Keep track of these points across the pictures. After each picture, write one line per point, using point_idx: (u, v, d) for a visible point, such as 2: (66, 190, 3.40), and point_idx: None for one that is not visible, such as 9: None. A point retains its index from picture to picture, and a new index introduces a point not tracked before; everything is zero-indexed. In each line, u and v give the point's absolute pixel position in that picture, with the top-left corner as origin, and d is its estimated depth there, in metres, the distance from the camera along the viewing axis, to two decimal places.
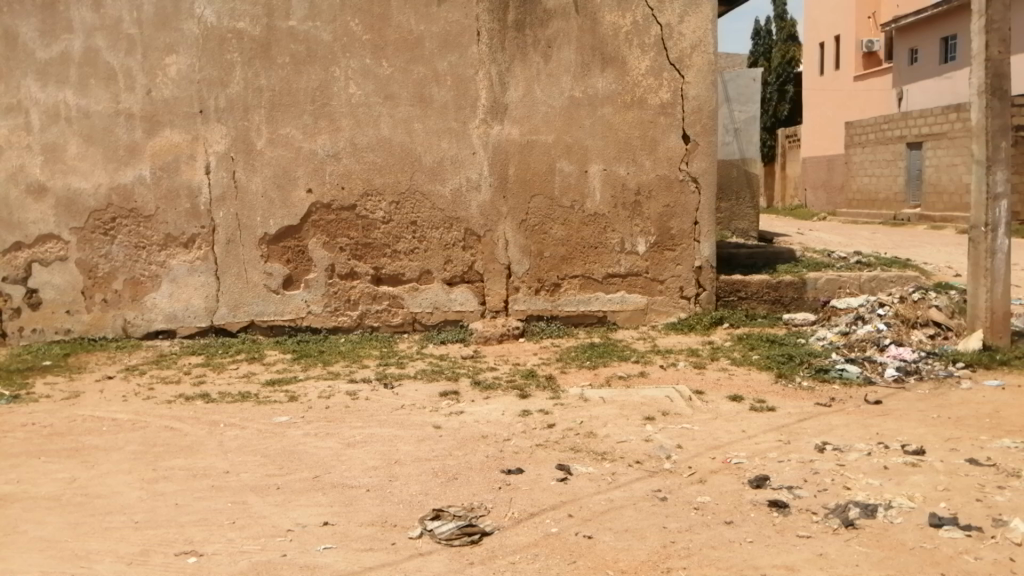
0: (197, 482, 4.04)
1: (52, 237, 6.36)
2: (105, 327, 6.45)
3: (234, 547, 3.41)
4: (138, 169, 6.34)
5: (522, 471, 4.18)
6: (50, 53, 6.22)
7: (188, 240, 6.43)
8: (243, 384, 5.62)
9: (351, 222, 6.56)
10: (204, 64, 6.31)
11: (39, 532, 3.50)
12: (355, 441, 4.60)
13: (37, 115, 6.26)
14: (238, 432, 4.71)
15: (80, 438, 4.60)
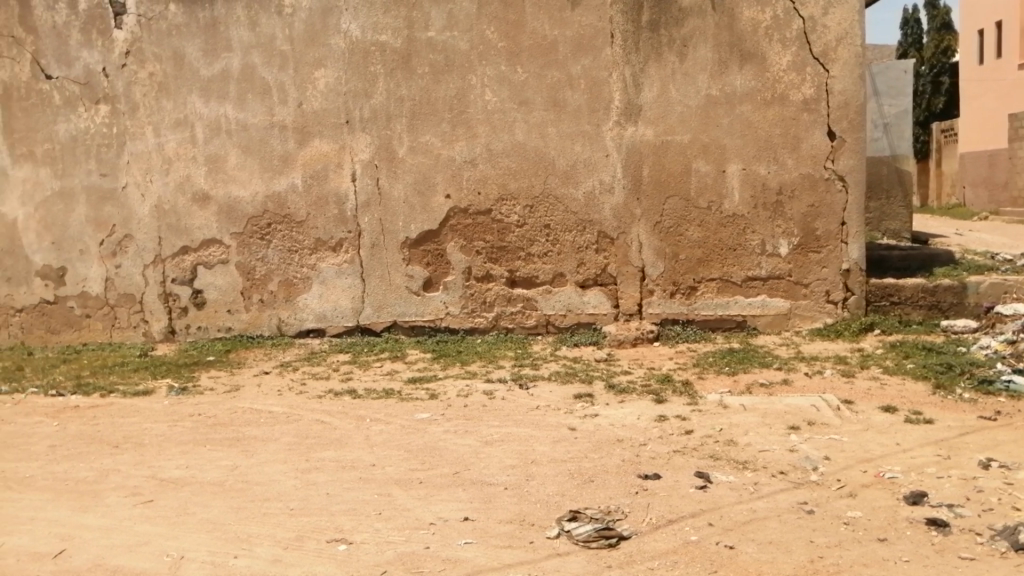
0: (346, 473, 4.24)
1: (215, 242, 6.82)
2: (262, 326, 6.87)
3: (380, 537, 3.55)
4: (290, 177, 6.72)
5: (660, 476, 4.12)
6: (212, 70, 6.66)
7: (336, 244, 6.77)
8: (386, 381, 5.84)
9: (487, 226, 6.69)
10: (350, 76, 6.62)
11: (207, 514, 3.78)
12: (492, 439, 4.68)
13: (201, 129, 6.72)
14: (383, 427, 4.90)
15: (240, 429, 4.93)
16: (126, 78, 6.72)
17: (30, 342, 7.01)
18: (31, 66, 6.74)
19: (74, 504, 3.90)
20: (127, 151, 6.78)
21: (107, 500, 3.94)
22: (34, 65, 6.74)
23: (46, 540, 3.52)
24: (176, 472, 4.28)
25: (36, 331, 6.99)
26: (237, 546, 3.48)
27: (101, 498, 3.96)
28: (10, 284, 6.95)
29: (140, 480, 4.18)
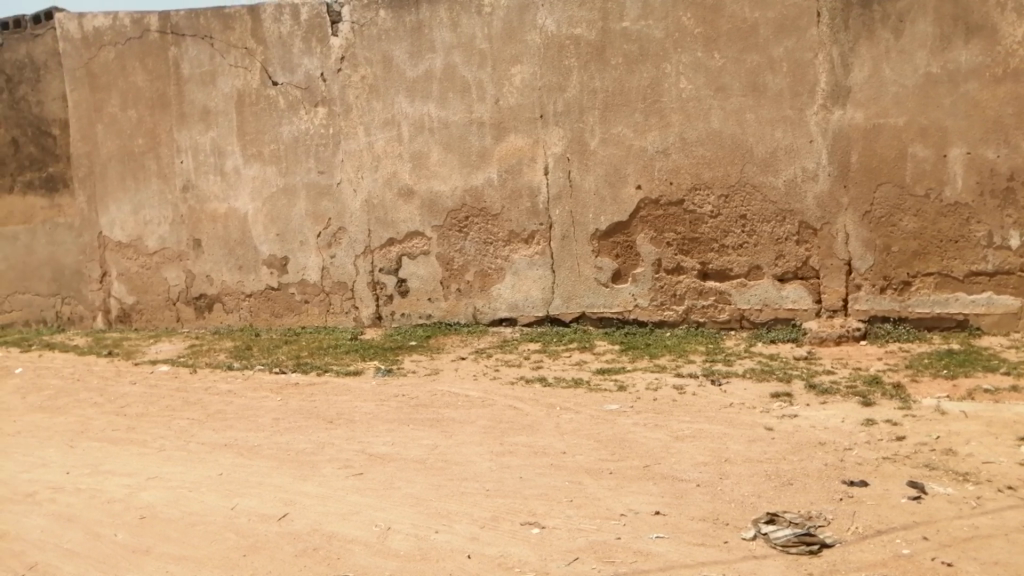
0: (538, 459, 4.34)
1: (417, 234, 7.21)
2: (459, 314, 7.18)
3: (572, 524, 3.61)
4: (487, 171, 6.96)
5: (867, 483, 3.87)
6: (417, 71, 7.03)
7: (528, 236, 6.93)
8: (576, 371, 5.91)
9: (680, 217, 6.57)
10: (545, 71, 6.74)
11: (410, 489, 4.02)
12: (684, 434, 4.60)
13: (406, 127, 7.12)
14: (573, 416, 4.97)
15: (439, 411, 5.19)
16: (341, 82, 7.24)
17: (257, 324, 7.76)
18: (261, 74, 7.43)
19: (296, 472, 4.29)
20: (341, 150, 7.31)
21: (323, 471, 4.30)
22: (263, 73, 7.43)
23: (273, 503, 3.89)
24: (383, 448, 4.59)
25: (262, 314, 7.74)
26: (438, 521, 3.68)
27: (318, 469, 4.33)
28: (242, 271, 7.74)
29: (352, 454, 4.52)
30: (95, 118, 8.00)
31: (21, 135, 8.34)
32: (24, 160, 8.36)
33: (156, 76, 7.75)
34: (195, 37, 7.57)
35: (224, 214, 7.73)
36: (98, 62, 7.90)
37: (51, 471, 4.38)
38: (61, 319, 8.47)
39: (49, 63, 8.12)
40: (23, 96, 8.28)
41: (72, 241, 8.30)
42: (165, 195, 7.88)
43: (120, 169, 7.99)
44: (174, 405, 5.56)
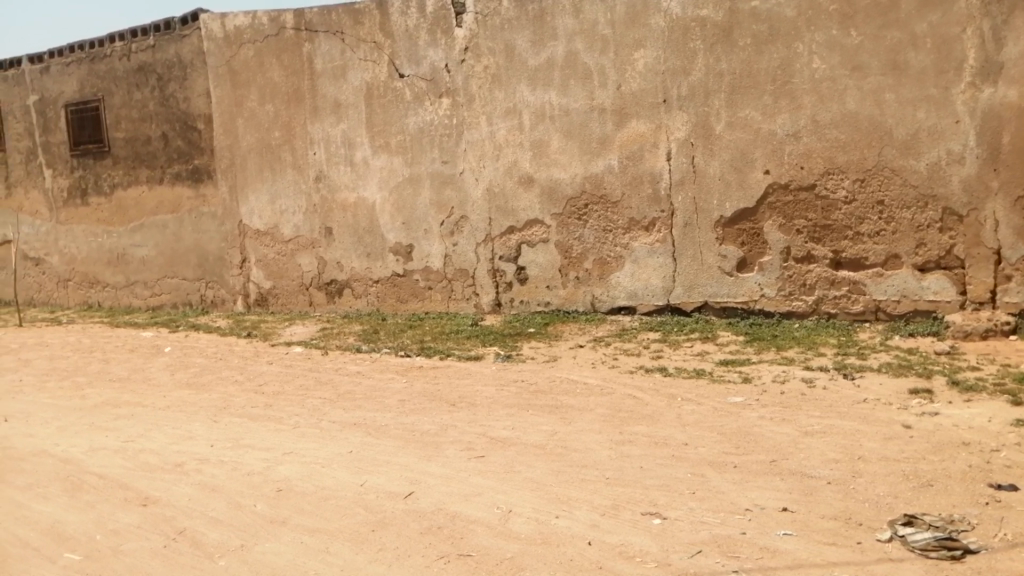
0: (659, 449, 4.29)
1: (537, 222, 7.25)
2: (577, 302, 7.18)
3: (695, 517, 3.55)
4: (608, 159, 6.90)
5: (1016, 489, 3.61)
6: (539, 59, 7.04)
7: (649, 223, 6.83)
8: (698, 361, 5.80)
9: (810, 203, 6.30)
10: (669, 55, 6.60)
11: (531, 474, 4.06)
12: (813, 429, 4.43)
13: (528, 115, 7.16)
14: (695, 408, 4.87)
15: (559, 398, 5.22)
16: (464, 73, 7.35)
17: (383, 309, 8.04)
18: (389, 67, 7.65)
19: (420, 453, 4.42)
20: (465, 139, 7.44)
21: (447, 452, 4.41)
22: (390, 65, 7.65)
23: (399, 482, 4.03)
24: (504, 432, 4.66)
25: (388, 300, 8.00)
26: (558, 506, 3.70)
27: (441, 450, 4.44)
28: (369, 258, 8.02)
29: (474, 437, 4.62)
30: (235, 113, 8.47)
31: (170, 130, 8.95)
32: (173, 153, 8.98)
33: (291, 71, 8.12)
34: (327, 33, 7.88)
35: (353, 203, 8.03)
36: (239, 59, 8.36)
37: (197, 443, 4.69)
38: (206, 302, 9.07)
39: (195, 62, 8.66)
40: (172, 93, 8.88)
41: (215, 230, 8.85)
42: (299, 185, 8.26)
43: (258, 160, 8.44)
44: (307, 384, 5.85)
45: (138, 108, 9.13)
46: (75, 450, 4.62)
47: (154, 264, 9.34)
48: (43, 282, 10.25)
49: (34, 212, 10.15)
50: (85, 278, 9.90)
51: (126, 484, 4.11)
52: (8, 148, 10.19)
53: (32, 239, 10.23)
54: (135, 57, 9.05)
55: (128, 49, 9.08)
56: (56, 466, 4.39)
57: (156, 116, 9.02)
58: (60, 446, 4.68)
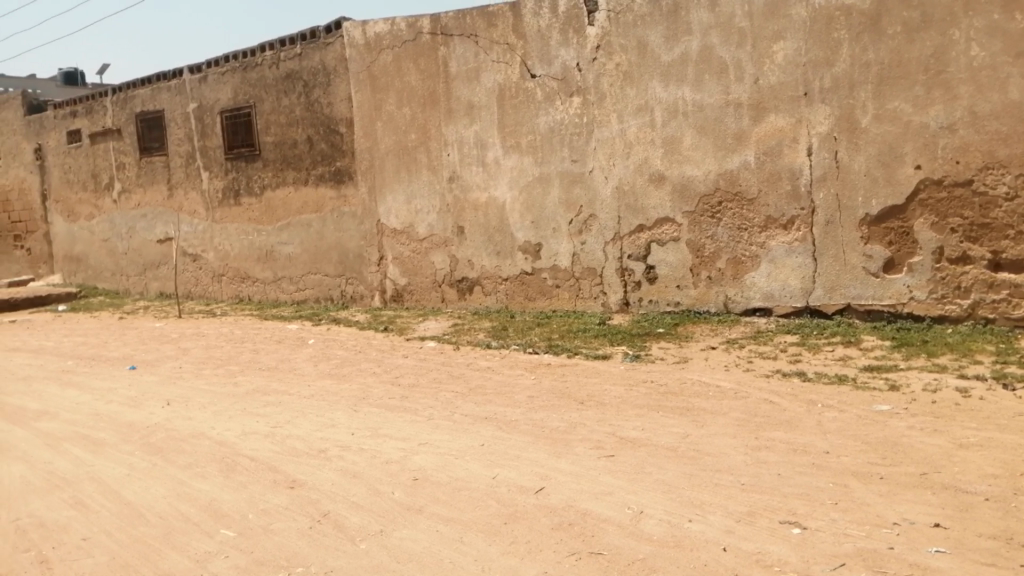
0: (798, 457, 4.14)
1: (668, 220, 7.14)
2: (709, 302, 7.03)
3: (837, 528, 3.40)
4: (744, 155, 6.71)
5: None
6: (673, 54, 6.93)
7: (787, 222, 6.60)
8: (839, 367, 5.54)
9: (967, 200, 5.90)
10: (811, 46, 6.34)
11: (662, 476, 4.01)
12: (969, 442, 4.14)
13: (660, 112, 7.06)
14: (837, 415, 4.67)
15: (691, 400, 5.12)
16: (596, 71, 7.34)
17: (512, 307, 8.15)
18: (521, 68, 7.75)
19: (550, 449, 4.45)
20: (595, 137, 7.43)
21: (577, 449, 4.43)
22: (522, 66, 7.74)
23: (530, 477, 4.08)
24: (634, 433, 4.63)
25: (517, 297, 8.11)
26: (691, 510, 3.64)
27: (571, 447, 4.46)
28: (499, 256, 8.16)
29: (604, 436, 4.61)
30: (374, 116, 8.82)
31: (315, 133, 9.43)
32: (316, 155, 9.45)
33: (427, 74, 8.36)
34: (462, 36, 8.06)
35: (484, 202, 8.19)
36: (378, 64, 8.69)
37: (339, 431, 4.92)
38: (345, 297, 9.50)
39: (338, 68, 9.08)
40: (317, 99, 9.34)
41: (355, 228, 9.26)
42: (434, 185, 8.50)
43: (395, 162, 8.75)
44: (441, 378, 6.03)
45: (285, 113, 9.67)
46: (230, 433, 4.95)
47: (299, 261, 9.87)
48: (199, 277, 11.05)
49: (193, 212, 10.95)
50: (237, 274, 10.59)
51: (275, 467, 4.36)
52: (171, 153, 11.04)
53: (190, 237, 11.04)
54: (283, 65, 9.59)
55: (277, 58, 9.63)
56: (213, 447, 4.71)
57: (302, 120, 9.53)
58: (217, 429, 5.03)
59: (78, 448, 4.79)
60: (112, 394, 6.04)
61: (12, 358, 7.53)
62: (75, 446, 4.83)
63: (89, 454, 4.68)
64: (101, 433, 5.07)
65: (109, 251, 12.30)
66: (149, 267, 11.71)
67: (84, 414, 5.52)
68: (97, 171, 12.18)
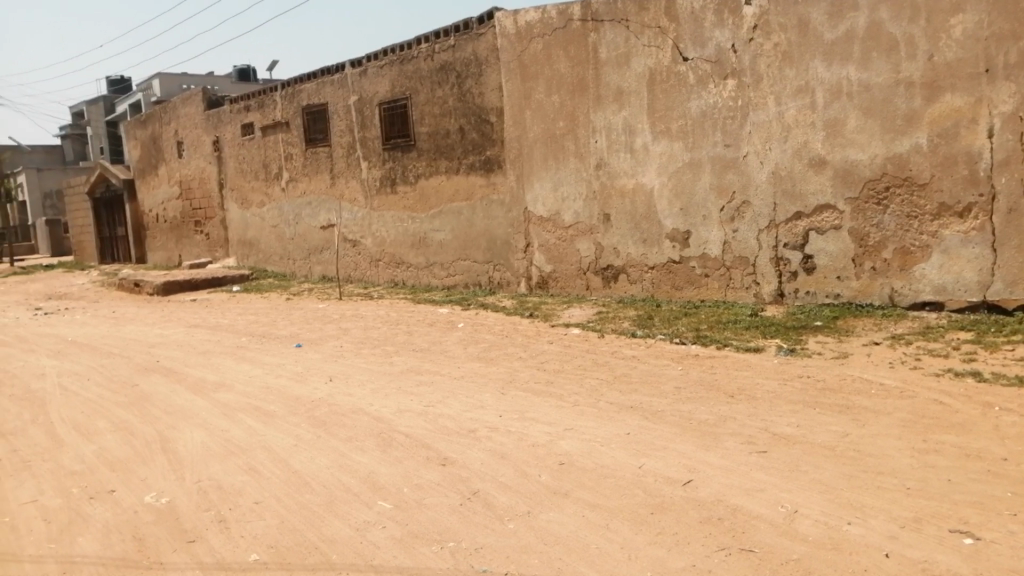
0: (972, 462, 3.85)
1: (829, 207, 6.79)
2: (873, 295, 6.65)
3: (1016, 542, 3.15)
4: (915, 137, 6.27)
5: None
6: (837, 32, 6.55)
7: (963, 209, 6.11)
8: (1020, 367, 5.09)
9: None
10: (995, 18, 5.81)
11: (818, 475, 3.85)
12: None
13: (822, 94, 6.71)
14: (1017, 419, 4.30)
15: (850, 397, 4.87)
16: (752, 53, 7.07)
17: (658, 296, 8.05)
18: (673, 52, 7.59)
19: (698, 442, 4.38)
20: (751, 121, 7.17)
21: (727, 444, 4.32)
22: (675, 50, 7.57)
23: (678, 468, 4.03)
24: (787, 429, 4.46)
25: (664, 286, 8.00)
26: (850, 512, 3.47)
27: (720, 441, 4.36)
28: (646, 244, 8.06)
29: (756, 431, 4.47)
30: (524, 104, 8.93)
31: (466, 123, 9.67)
32: (468, 144, 9.69)
33: (577, 61, 8.36)
34: (612, 21, 7.98)
35: (632, 189, 8.10)
36: (529, 53, 8.78)
37: (488, 412, 5.06)
38: (493, 283, 9.72)
39: (490, 58, 9.25)
40: (469, 89, 9.57)
41: (503, 216, 9.43)
42: (581, 172, 8.51)
43: (543, 149, 8.82)
44: (586, 364, 6.06)
45: (439, 104, 9.97)
46: (386, 410, 5.20)
47: (449, 247, 10.19)
48: (358, 262, 11.65)
49: (353, 200, 11.53)
50: (392, 259, 11.08)
51: (428, 445, 4.54)
52: (333, 143, 11.66)
53: (350, 223, 11.65)
54: (437, 57, 9.89)
55: (432, 50, 9.94)
56: (371, 423, 4.96)
57: (455, 110, 9.79)
58: (374, 406, 5.30)
59: (251, 419, 5.18)
60: (280, 369, 6.49)
61: (194, 334, 8.22)
62: (248, 416, 5.22)
63: (261, 425, 5.04)
64: (271, 406, 5.45)
65: (278, 236, 13.19)
66: (313, 252, 12.46)
67: (256, 387, 5.97)
68: (267, 161, 13.06)
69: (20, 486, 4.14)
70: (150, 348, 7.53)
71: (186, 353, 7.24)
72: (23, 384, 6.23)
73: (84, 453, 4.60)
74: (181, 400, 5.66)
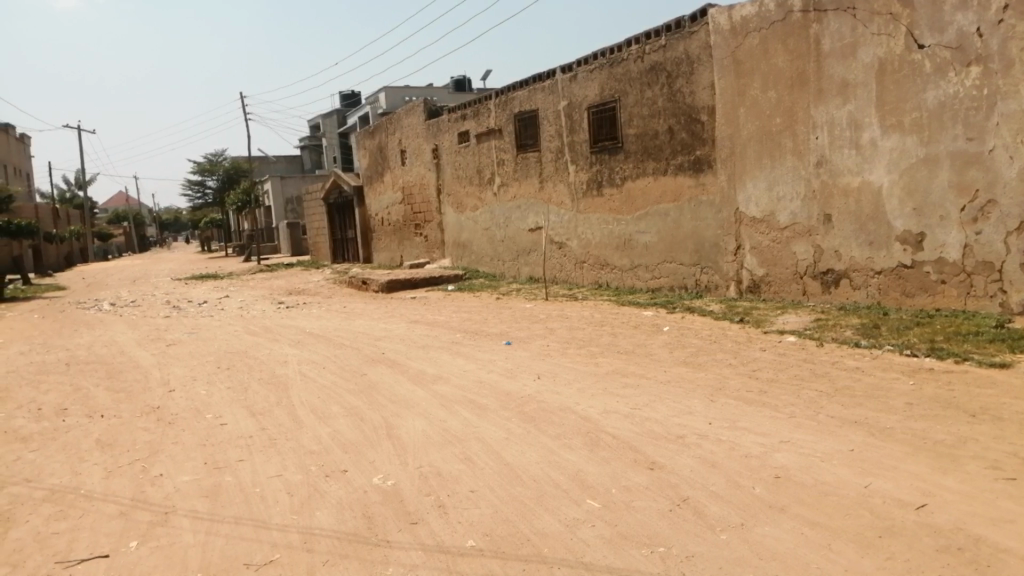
0: None
1: None
2: None
3: None
4: None
5: None
6: None
7: None
8: None
9: None
10: None
11: None
12: None
13: None
14: None
15: None
16: (1002, 35, 6.33)
17: (886, 303, 7.49)
18: (906, 39, 6.99)
19: (934, 463, 4.00)
20: (999, 111, 6.43)
21: (968, 468, 3.92)
22: (908, 37, 6.97)
23: (910, 491, 3.72)
24: None
25: (892, 293, 7.42)
26: None
27: (960, 464, 3.96)
28: (872, 247, 7.52)
29: (1002, 455, 4.01)
30: (738, 102, 8.64)
31: (676, 123, 9.52)
32: (677, 145, 9.54)
33: (796, 55, 7.95)
34: (838, 11, 7.50)
35: (857, 187, 7.59)
36: (744, 49, 8.48)
37: (696, 419, 4.95)
38: (701, 287, 9.51)
39: (702, 56, 9.04)
40: (680, 88, 9.42)
41: (712, 217, 9.19)
42: (800, 171, 8.08)
43: (758, 148, 8.49)
44: (803, 374, 5.75)
45: (648, 105, 9.90)
46: (594, 410, 5.24)
47: (656, 249, 10.09)
48: (564, 263, 11.85)
49: (560, 203, 11.75)
50: (597, 261, 11.15)
51: (635, 448, 4.52)
52: (543, 148, 11.93)
53: (557, 226, 11.86)
54: (648, 58, 9.82)
55: (642, 51, 9.89)
56: (578, 422, 5.03)
57: (664, 111, 9.68)
58: (582, 405, 5.36)
59: (466, 411, 5.43)
60: (491, 366, 6.75)
61: (414, 329, 8.78)
62: (463, 409, 5.48)
63: (476, 417, 5.28)
64: (484, 399, 5.69)
65: (488, 238, 13.74)
66: (521, 253, 12.85)
67: (469, 381, 6.26)
68: (481, 166, 13.62)
69: (268, 461, 4.61)
70: (376, 340, 8.13)
71: (407, 347, 7.74)
72: (270, 370, 6.95)
73: (321, 434, 5.05)
74: (403, 390, 6.05)
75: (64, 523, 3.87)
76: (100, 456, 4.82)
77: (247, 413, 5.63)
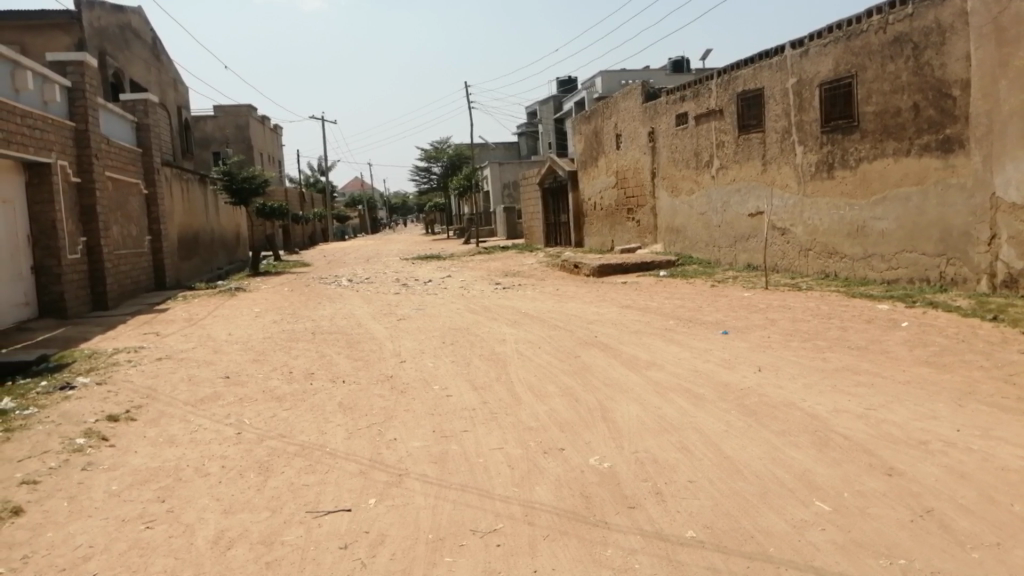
0: None
1: None
2: None
3: None
4: None
5: None
6: None
7: None
8: None
9: None
10: None
11: None
12: None
13: None
14: None
15: None
16: None
17: None
18: None
19: None
20: None
21: None
22: None
23: None
24: None
25: None
26: None
27: None
28: None
29: None
30: (1000, 73, 7.70)
31: (923, 99, 8.68)
32: (923, 123, 8.71)
33: None
34: None
35: None
36: (1008, 14, 7.52)
37: (942, 425, 4.50)
38: (945, 280, 8.64)
39: (957, 24, 8.16)
40: (928, 61, 8.57)
41: (963, 202, 8.29)
42: None
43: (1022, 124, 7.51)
44: None
45: (890, 80, 9.10)
46: (821, 407, 4.94)
47: (894, 237, 9.30)
48: (786, 251, 11.26)
49: (785, 186, 11.15)
50: (824, 249, 10.49)
51: (870, 451, 4.20)
52: (767, 129, 11.38)
53: (780, 211, 11.29)
54: (891, 28, 9.01)
55: (885, 22, 9.09)
56: (805, 419, 4.76)
57: (909, 86, 8.86)
58: (808, 402, 5.07)
59: (682, 399, 5.33)
60: (708, 354, 6.57)
61: (626, 314, 8.75)
62: (679, 397, 5.39)
63: (693, 406, 5.16)
64: (701, 389, 5.55)
65: (704, 223, 13.35)
66: (739, 240, 12.37)
67: (685, 369, 6.13)
68: (700, 149, 13.24)
69: (490, 434, 4.81)
70: (589, 324, 8.21)
71: (620, 331, 7.74)
72: (490, 347, 7.24)
73: (539, 412, 5.19)
74: (617, 374, 6.06)
75: (313, 476, 4.28)
76: (343, 418, 5.27)
77: (469, 386, 5.91)
